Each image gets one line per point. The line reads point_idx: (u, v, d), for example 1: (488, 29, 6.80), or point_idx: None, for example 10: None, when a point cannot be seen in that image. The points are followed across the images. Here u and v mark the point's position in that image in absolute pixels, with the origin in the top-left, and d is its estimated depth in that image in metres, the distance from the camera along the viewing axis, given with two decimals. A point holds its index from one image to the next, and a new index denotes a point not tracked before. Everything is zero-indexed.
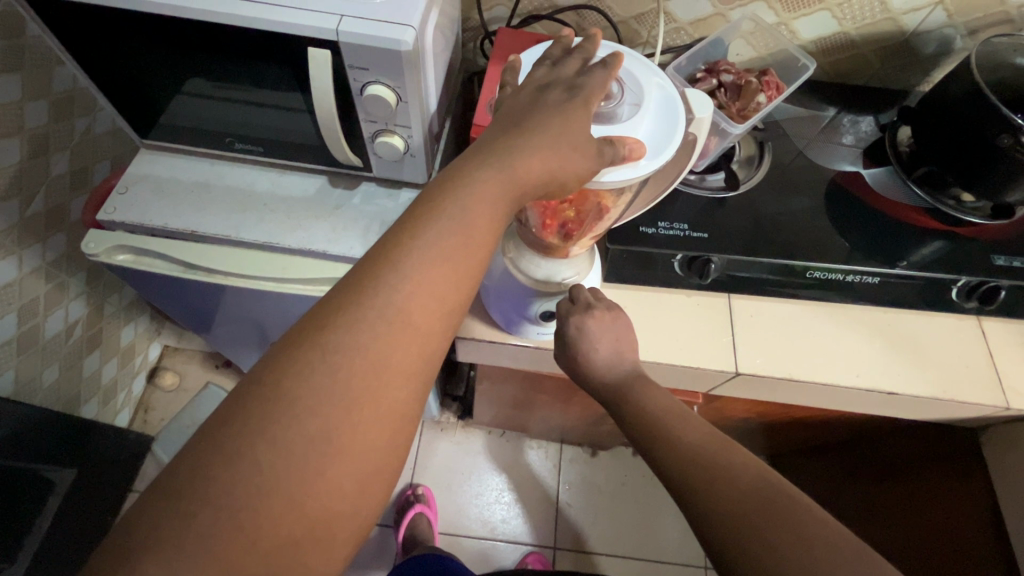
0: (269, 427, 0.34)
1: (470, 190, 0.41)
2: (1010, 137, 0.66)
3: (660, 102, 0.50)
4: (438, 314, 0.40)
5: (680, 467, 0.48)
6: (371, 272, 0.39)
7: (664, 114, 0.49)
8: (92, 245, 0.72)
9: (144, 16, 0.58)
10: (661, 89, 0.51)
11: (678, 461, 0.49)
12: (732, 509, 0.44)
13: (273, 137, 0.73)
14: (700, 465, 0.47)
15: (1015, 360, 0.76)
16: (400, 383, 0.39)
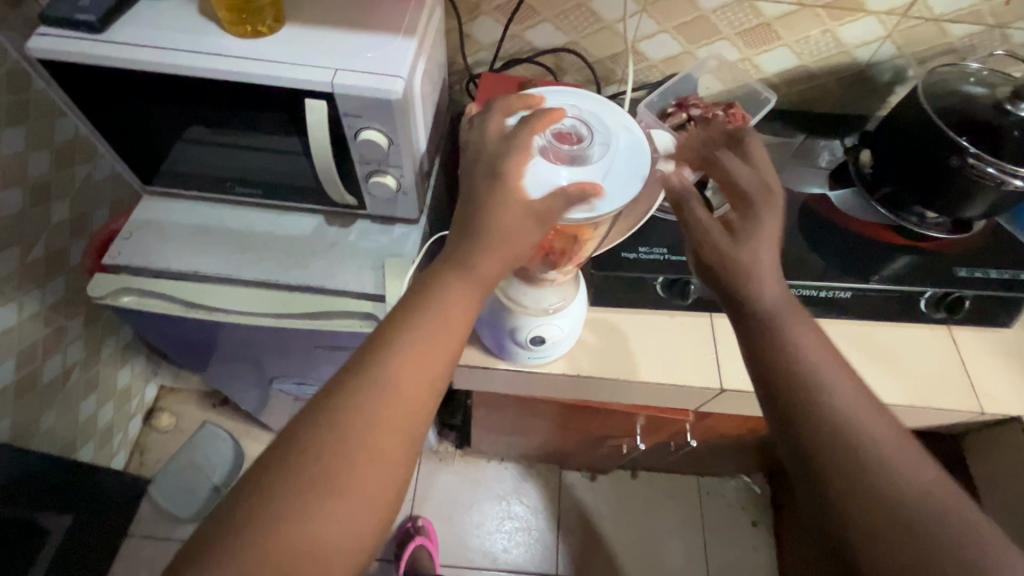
0: (276, 505, 0.39)
1: (446, 286, 0.46)
2: (958, 157, 0.72)
3: (626, 144, 0.51)
4: (428, 390, 0.44)
5: (825, 429, 0.45)
6: (363, 362, 0.44)
7: (630, 156, 0.51)
8: (96, 288, 0.74)
9: (152, 74, 0.62)
10: (628, 133, 0.52)
11: (824, 425, 0.45)
12: (876, 496, 0.42)
13: (272, 180, 0.77)
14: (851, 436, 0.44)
15: (985, 367, 0.80)
16: (393, 450, 0.42)
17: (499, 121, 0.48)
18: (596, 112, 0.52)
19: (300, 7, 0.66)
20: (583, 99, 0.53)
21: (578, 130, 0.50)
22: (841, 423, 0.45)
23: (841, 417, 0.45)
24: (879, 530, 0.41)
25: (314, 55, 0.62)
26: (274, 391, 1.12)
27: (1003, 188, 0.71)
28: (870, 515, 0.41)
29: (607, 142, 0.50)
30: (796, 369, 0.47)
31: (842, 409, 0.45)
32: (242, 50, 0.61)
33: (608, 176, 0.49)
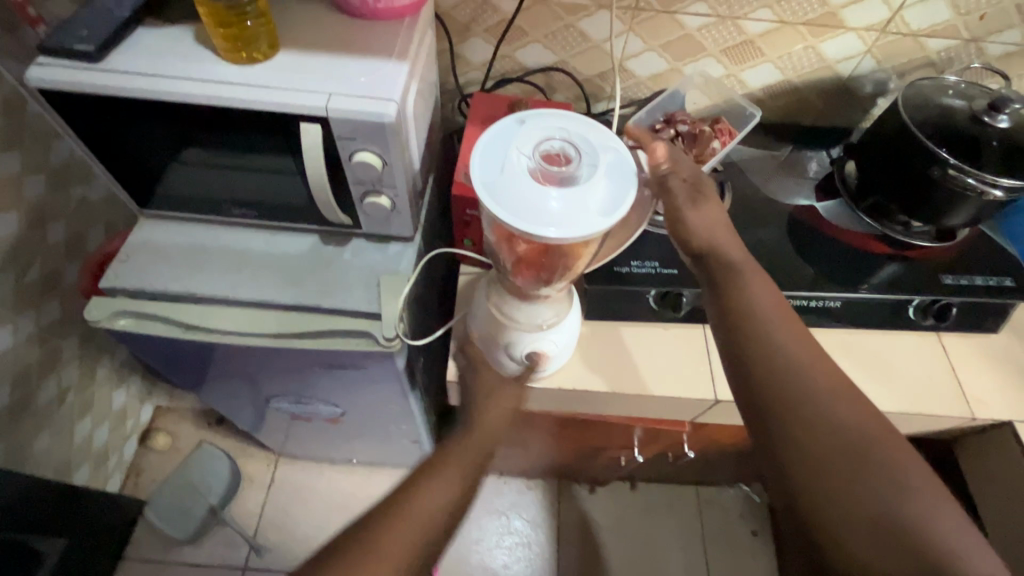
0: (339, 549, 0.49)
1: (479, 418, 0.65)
2: (939, 168, 0.74)
3: (614, 162, 0.51)
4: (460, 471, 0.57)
5: (778, 375, 0.50)
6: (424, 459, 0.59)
7: (619, 173, 0.50)
8: (93, 312, 0.75)
9: (150, 101, 0.63)
10: (616, 150, 0.52)
11: (778, 372, 0.51)
12: (826, 432, 0.46)
13: (267, 201, 0.78)
14: (801, 381, 0.50)
15: (974, 372, 0.81)
16: (432, 509, 0.52)
17: (491, 138, 0.52)
18: (583, 132, 0.52)
19: (294, 33, 0.68)
20: (570, 119, 0.53)
21: (566, 152, 0.51)
22: (796, 371, 0.50)
23: (795, 365, 0.51)
24: (823, 463, 0.45)
25: (309, 80, 0.63)
26: (271, 410, 1.12)
27: (984, 198, 0.73)
28: (817, 448, 0.46)
29: (594, 162, 0.50)
30: (754, 328, 0.54)
31: (796, 360, 0.51)
32: (238, 77, 0.63)
33: (596, 196, 0.49)
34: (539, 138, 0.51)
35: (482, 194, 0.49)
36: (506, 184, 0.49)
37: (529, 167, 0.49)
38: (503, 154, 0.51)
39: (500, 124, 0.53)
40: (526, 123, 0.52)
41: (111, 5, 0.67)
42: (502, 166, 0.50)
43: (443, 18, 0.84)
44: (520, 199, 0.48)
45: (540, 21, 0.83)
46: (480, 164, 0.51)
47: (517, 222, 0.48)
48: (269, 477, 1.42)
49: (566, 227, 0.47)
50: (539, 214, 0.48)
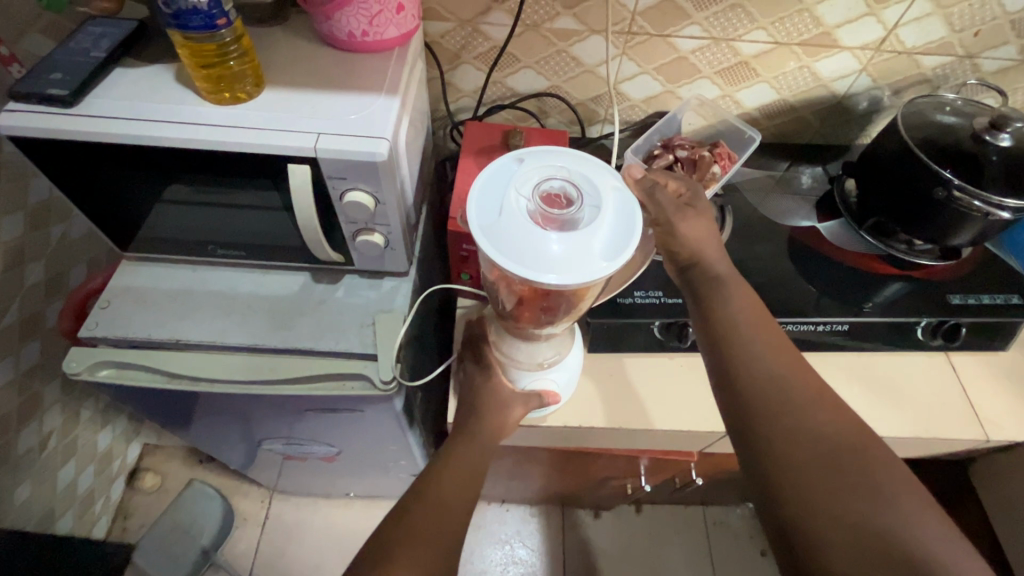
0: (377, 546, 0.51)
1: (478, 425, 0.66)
2: (943, 189, 0.72)
3: (619, 204, 0.48)
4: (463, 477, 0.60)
5: (756, 390, 0.50)
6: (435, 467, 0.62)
7: (623, 216, 0.47)
8: (71, 364, 0.71)
9: (129, 146, 0.60)
10: (620, 192, 0.49)
11: (755, 387, 0.50)
12: (804, 444, 0.46)
13: (254, 240, 0.75)
14: (778, 395, 0.49)
15: (987, 392, 0.79)
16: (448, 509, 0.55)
17: (488, 176, 0.49)
18: (585, 171, 0.49)
19: (280, 69, 0.65)
20: (571, 158, 0.50)
21: (568, 193, 0.48)
22: (772, 384, 0.50)
23: (771, 379, 0.50)
24: (802, 476, 0.45)
25: (297, 119, 0.60)
26: (263, 449, 1.07)
27: (988, 219, 0.72)
28: (798, 463, 0.45)
29: (597, 205, 0.47)
30: (732, 343, 0.54)
31: (771, 374, 0.51)
32: (222, 118, 0.60)
33: (599, 239, 0.46)
34: (539, 178, 0.48)
35: (478, 237, 0.46)
36: (503, 226, 0.46)
37: (528, 208, 0.46)
38: (500, 194, 0.48)
39: (497, 162, 0.50)
40: (525, 161, 0.50)
41: (87, 45, 0.64)
42: (499, 207, 0.47)
43: (433, 46, 0.82)
44: (518, 242, 0.45)
45: (532, 47, 0.81)
46: (476, 204, 0.48)
47: (514, 266, 0.44)
48: (263, 514, 1.37)
49: (566, 273, 0.44)
50: (538, 259, 0.45)
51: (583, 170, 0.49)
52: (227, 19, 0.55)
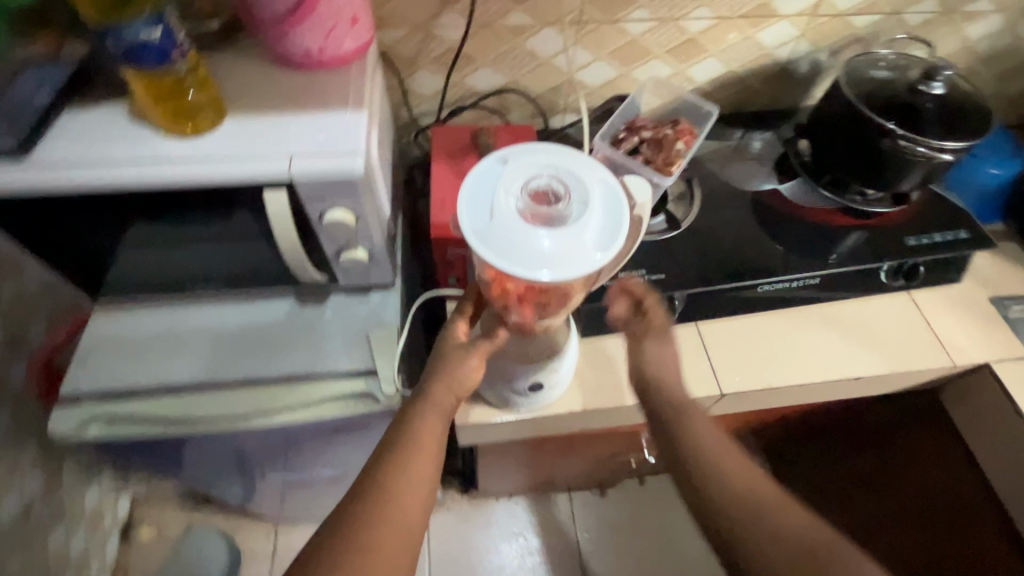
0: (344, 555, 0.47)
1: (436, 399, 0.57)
2: (889, 140, 0.77)
3: (607, 200, 0.48)
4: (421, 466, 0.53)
5: (729, 507, 0.52)
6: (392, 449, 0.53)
7: (611, 212, 0.48)
8: (59, 426, 0.69)
9: (93, 193, 0.59)
10: (609, 187, 0.49)
11: (729, 504, 0.52)
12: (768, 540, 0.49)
13: (234, 272, 0.73)
14: (747, 506, 0.52)
15: (947, 322, 0.86)
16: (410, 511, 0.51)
17: (475, 176, 0.49)
18: (574, 167, 0.49)
19: (238, 95, 0.64)
20: (562, 153, 0.50)
21: (557, 189, 0.48)
22: (741, 499, 0.52)
23: (740, 490, 0.53)
24: None
25: (265, 144, 0.59)
26: (265, 481, 1.05)
27: (931, 161, 0.78)
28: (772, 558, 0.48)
29: (585, 198, 0.47)
30: (699, 462, 0.55)
31: (736, 483, 0.53)
32: (188, 153, 0.58)
33: (588, 235, 0.46)
34: (529, 176, 0.48)
35: (468, 235, 0.46)
36: (492, 224, 0.46)
37: (518, 206, 0.47)
38: (489, 191, 0.48)
39: (488, 158, 0.50)
40: (514, 157, 0.50)
41: (28, 93, 0.61)
42: (488, 204, 0.47)
43: (387, 54, 0.81)
44: (507, 238, 0.45)
45: (486, 45, 0.82)
46: (466, 201, 0.48)
47: (503, 262, 0.45)
48: (270, 546, 1.35)
49: (554, 269, 0.45)
50: (527, 256, 0.45)
51: (568, 163, 0.50)
52: (180, 52, 0.54)
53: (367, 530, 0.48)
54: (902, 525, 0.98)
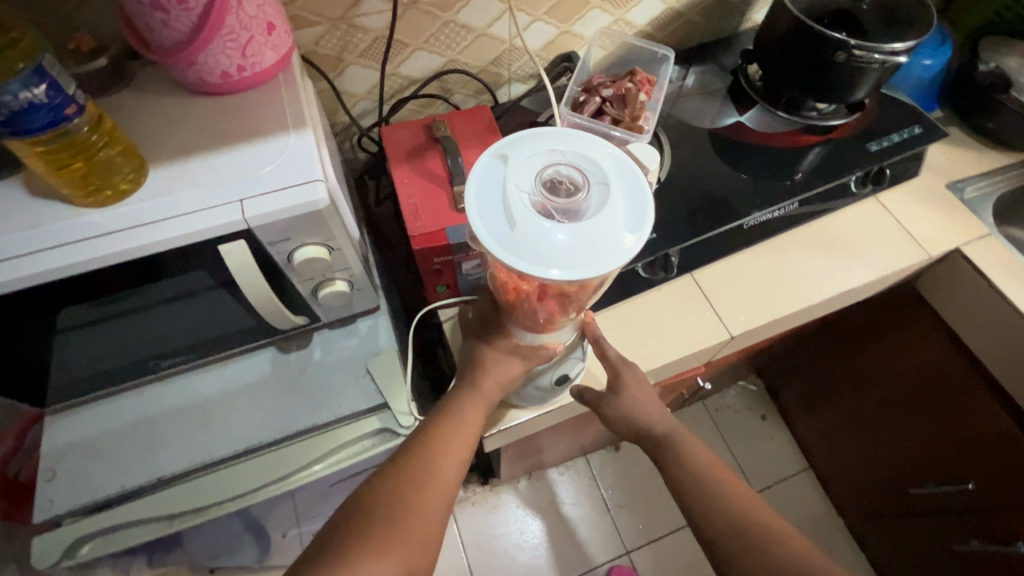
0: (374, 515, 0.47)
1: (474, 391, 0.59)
2: (844, 52, 0.75)
3: (627, 186, 0.45)
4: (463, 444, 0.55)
5: (730, 539, 0.51)
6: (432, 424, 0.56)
7: (632, 200, 0.44)
8: (43, 556, 0.60)
9: (11, 293, 0.49)
10: (629, 173, 0.45)
11: (729, 535, 0.51)
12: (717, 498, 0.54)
13: (201, 336, 0.65)
14: (749, 538, 0.50)
15: (915, 216, 0.88)
16: (448, 477, 0.51)
17: (479, 175, 0.45)
18: (588, 153, 0.46)
19: (157, 140, 0.55)
20: (574, 139, 0.47)
21: (572, 178, 0.44)
22: (742, 526, 0.51)
23: (736, 518, 0.51)
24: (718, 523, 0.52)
25: (205, 193, 0.51)
26: (282, 535, 0.99)
27: (885, 66, 0.76)
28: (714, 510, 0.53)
29: (603, 182, 0.44)
30: (696, 499, 0.54)
31: (735, 510, 0.52)
32: (117, 222, 0.50)
33: (612, 225, 0.42)
34: (540, 165, 0.44)
35: (481, 236, 0.42)
36: (503, 219, 0.42)
37: (530, 198, 0.43)
38: (497, 189, 0.44)
39: (494, 148, 0.46)
40: (523, 145, 0.46)
41: None
42: (498, 204, 0.43)
43: (309, 57, 0.72)
44: (522, 234, 0.41)
45: (417, 28, 0.74)
46: (472, 196, 0.44)
47: (516, 260, 0.41)
48: None
49: (573, 264, 0.41)
50: (544, 252, 0.41)
51: (575, 146, 0.46)
52: (76, 106, 0.45)
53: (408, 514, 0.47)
54: (895, 407, 1.07)
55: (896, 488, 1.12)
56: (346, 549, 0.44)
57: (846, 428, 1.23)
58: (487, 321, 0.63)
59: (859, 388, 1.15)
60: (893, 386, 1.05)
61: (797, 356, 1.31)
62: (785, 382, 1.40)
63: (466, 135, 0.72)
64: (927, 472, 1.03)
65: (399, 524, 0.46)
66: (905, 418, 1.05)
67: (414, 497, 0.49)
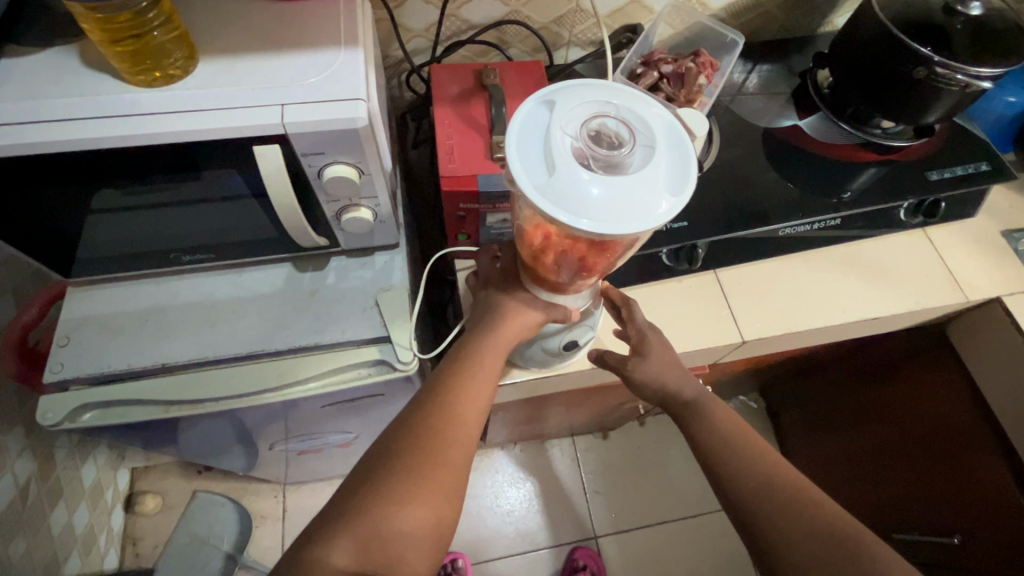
0: (372, 463, 0.47)
1: (489, 343, 0.55)
2: (925, 69, 0.71)
3: (674, 151, 0.43)
4: (478, 405, 0.52)
5: (754, 506, 0.48)
6: (447, 376, 0.53)
7: (677, 166, 0.43)
8: (48, 415, 0.63)
9: (53, 155, 0.51)
10: (678, 138, 0.44)
11: (755, 502, 0.48)
12: (715, 419, 0.55)
13: (223, 238, 0.66)
14: (777, 508, 0.47)
15: (961, 257, 0.84)
16: (456, 429, 0.49)
17: (523, 117, 0.44)
18: (640, 110, 0.44)
19: (211, 35, 0.55)
20: (626, 95, 0.45)
21: (618, 133, 0.43)
22: (771, 494, 0.48)
23: (766, 486, 0.48)
24: (721, 439, 0.53)
25: (250, 92, 0.51)
26: (271, 449, 1.03)
27: (966, 90, 0.72)
28: (715, 424, 0.54)
29: (648, 142, 0.42)
30: (720, 463, 0.51)
31: (765, 478, 0.49)
32: (160, 105, 0.51)
33: (650, 186, 0.41)
34: (588, 114, 0.43)
35: (519, 177, 0.41)
36: (542, 163, 0.42)
37: (572, 145, 0.42)
38: (540, 133, 0.43)
39: (544, 91, 0.45)
40: (574, 92, 0.45)
41: None
42: (540, 148, 0.42)
43: None
44: (558, 180, 0.40)
45: None
46: (514, 135, 0.43)
47: (549, 206, 0.40)
48: (280, 508, 1.34)
49: (606, 219, 0.40)
50: (577, 202, 0.40)
51: (626, 102, 0.45)
52: None
53: (407, 454, 0.47)
54: (899, 449, 1.03)
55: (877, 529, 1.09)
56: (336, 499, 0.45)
57: (839, 462, 1.21)
58: (507, 273, 0.61)
59: (864, 422, 1.12)
60: (901, 426, 1.02)
61: (806, 380, 1.28)
62: (788, 404, 1.38)
63: (515, 87, 0.71)
64: (916, 518, 1.00)
65: (390, 466, 0.46)
66: (906, 461, 1.02)
67: (410, 436, 0.48)
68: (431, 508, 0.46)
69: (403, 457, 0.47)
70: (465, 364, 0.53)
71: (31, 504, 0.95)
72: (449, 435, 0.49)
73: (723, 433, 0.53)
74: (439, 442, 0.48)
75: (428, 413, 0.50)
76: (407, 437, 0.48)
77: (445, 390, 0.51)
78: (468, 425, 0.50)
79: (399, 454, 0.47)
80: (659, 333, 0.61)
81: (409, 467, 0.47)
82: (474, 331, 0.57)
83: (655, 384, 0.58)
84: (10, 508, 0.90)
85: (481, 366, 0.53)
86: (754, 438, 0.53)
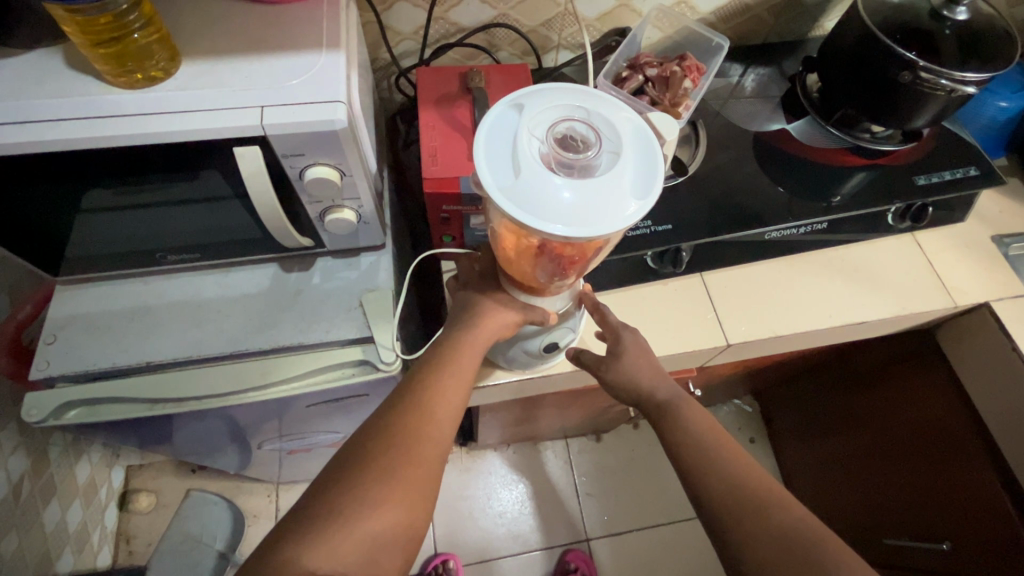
0: (344, 464, 0.47)
1: (466, 345, 0.55)
2: (910, 74, 0.71)
3: (641, 154, 0.44)
4: (455, 406, 0.52)
5: (723, 505, 0.48)
6: (424, 377, 0.53)
7: (645, 169, 0.43)
8: (32, 412, 0.64)
9: (36, 155, 0.51)
10: (646, 142, 0.44)
11: (725, 503, 0.48)
12: (690, 421, 0.54)
13: (207, 238, 0.67)
14: (745, 513, 0.47)
15: (950, 262, 0.84)
16: (431, 431, 0.50)
17: (494, 120, 0.44)
18: (609, 114, 0.44)
19: (196, 37, 0.56)
20: (594, 97, 0.45)
21: (586, 137, 0.43)
22: (741, 498, 0.48)
23: (736, 485, 0.49)
24: (695, 441, 0.53)
25: (230, 95, 0.52)
26: (261, 449, 1.03)
27: (952, 95, 0.72)
28: (690, 426, 0.54)
29: (615, 147, 0.43)
30: (691, 461, 0.52)
31: (735, 478, 0.49)
32: (141, 106, 0.51)
33: (617, 189, 0.41)
34: (557, 117, 0.44)
35: (487, 180, 0.41)
36: (510, 167, 0.42)
37: (540, 149, 0.42)
38: (509, 136, 0.43)
39: (515, 94, 0.45)
40: (543, 95, 0.45)
41: None
42: (508, 150, 0.42)
43: None
44: (524, 183, 0.41)
45: None
46: (483, 137, 0.43)
47: (516, 209, 0.41)
48: (273, 508, 1.34)
49: (572, 223, 0.40)
50: (543, 205, 0.41)
51: (596, 105, 0.45)
52: None
53: (381, 456, 0.47)
54: (889, 454, 1.03)
55: (867, 536, 1.09)
56: (307, 502, 0.45)
57: (831, 467, 1.20)
58: (486, 274, 0.61)
59: (855, 426, 1.11)
60: (890, 431, 1.02)
61: (798, 384, 1.28)
62: (781, 408, 1.38)
63: (500, 90, 0.72)
64: (905, 524, 1.00)
65: (363, 468, 0.46)
66: (896, 465, 1.01)
67: (384, 438, 0.48)
68: (404, 511, 0.46)
69: (376, 456, 0.47)
70: (443, 364, 0.54)
71: (24, 501, 0.96)
72: (423, 435, 0.49)
73: (697, 435, 0.53)
74: (413, 441, 0.48)
75: (403, 414, 0.50)
76: (381, 438, 0.48)
77: (421, 390, 0.52)
78: (443, 424, 0.51)
79: (372, 453, 0.47)
80: (639, 335, 0.61)
81: (381, 468, 0.47)
82: (451, 333, 0.57)
83: (634, 386, 0.59)
84: (4, 504, 0.91)
85: (458, 364, 0.54)
86: (727, 441, 0.53)
